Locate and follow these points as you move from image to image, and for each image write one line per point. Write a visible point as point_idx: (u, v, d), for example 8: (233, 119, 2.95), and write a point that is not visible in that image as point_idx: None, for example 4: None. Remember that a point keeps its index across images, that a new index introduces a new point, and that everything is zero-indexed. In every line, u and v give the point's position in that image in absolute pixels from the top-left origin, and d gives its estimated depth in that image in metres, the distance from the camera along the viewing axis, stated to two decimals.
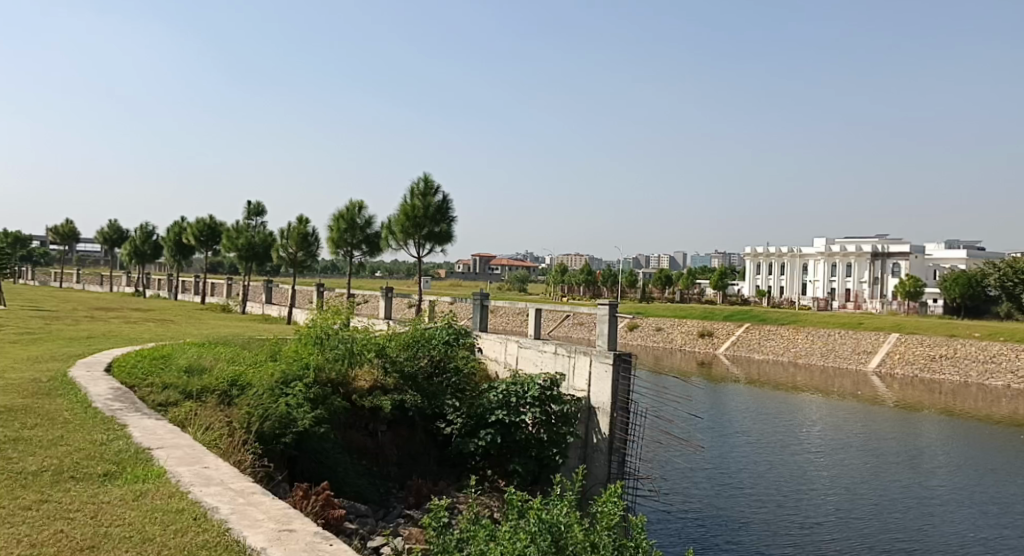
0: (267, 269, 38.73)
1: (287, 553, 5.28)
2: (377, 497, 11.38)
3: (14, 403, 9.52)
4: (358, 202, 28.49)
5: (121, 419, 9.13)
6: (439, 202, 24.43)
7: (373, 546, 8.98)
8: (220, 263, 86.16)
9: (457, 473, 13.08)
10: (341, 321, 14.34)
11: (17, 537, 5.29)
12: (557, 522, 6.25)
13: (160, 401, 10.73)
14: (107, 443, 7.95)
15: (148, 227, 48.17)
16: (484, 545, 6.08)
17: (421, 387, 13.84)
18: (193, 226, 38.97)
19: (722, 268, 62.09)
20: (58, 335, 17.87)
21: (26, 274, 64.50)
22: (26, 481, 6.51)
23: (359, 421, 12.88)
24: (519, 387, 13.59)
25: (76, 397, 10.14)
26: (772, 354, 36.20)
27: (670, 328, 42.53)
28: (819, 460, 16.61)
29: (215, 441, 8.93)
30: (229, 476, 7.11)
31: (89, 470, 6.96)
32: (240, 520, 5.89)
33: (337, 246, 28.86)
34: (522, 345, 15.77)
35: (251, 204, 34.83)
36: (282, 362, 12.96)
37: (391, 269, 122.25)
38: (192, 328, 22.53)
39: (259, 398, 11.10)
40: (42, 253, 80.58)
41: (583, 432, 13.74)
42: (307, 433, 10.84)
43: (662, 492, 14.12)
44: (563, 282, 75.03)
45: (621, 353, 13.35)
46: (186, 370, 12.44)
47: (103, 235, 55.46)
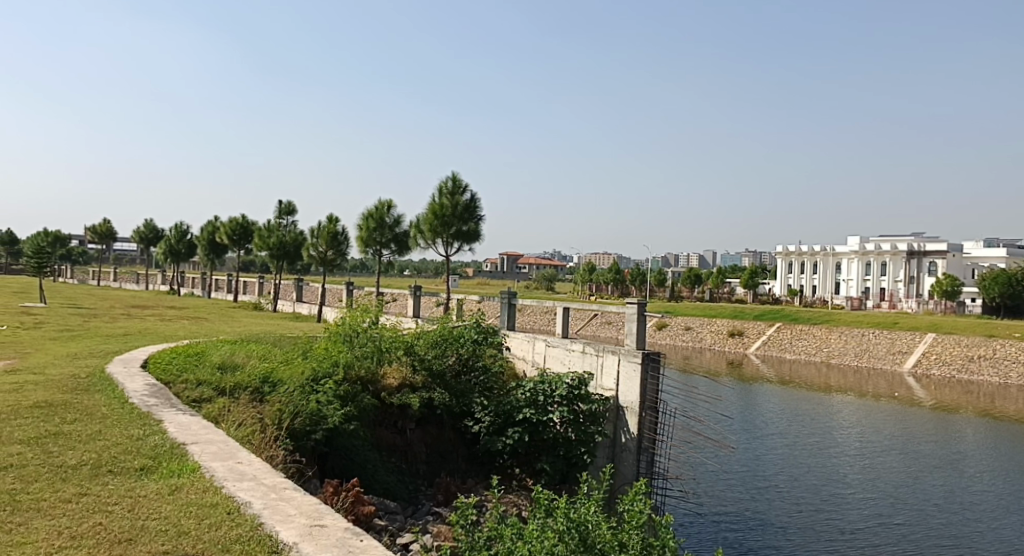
0: (298, 268, 39.16)
1: (319, 549, 5.34)
2: (406, 494, 11.48)
3: (54, 399, 9.76)
4: (387, 201, 28.67)
5: (156, 415, 9.30)
6: (466, 201, 24.51)
7: (403, 543, 9.05)
8: (252, 264, 87.39)
9: (485, 471, 13.13)
10: (370, 318, 14.45)
11: (58, 529, 5.42)
12: (585, 521, 6.25)
13: (194, 397, 10.92)
14: (143, 438, 8.11)
15: (182, 227, 48.95)
16: (512, 544, 6.08)
17: (449, 385, 13.92)
18: (226, 226, 39.54)
19: (753, 267, 61.44)
20: (96, 332, 18.27)
21: (65, 273, 65.97)
22: (66, 475, 6.67)
23: (388, 418, 12.97)
24: (547, 386, 13.59)
25: (114, 393, 10.36)
26: (804, 354, 35.77)
27: (700, 328, 42.19)
28: (854, 462, 16.43)
29: (247, 437, 9.07)
30: (261, 472, 7.21)
31: (126, 465, 7.11)
32: (272, 515, 5.98)
33: (366, 245, 29.08)
34: (549, 344, 15.76)
35: (282, 204, 35.26)
36: (312, 360, 13.11)
37: (421, 267, 122.78)
38: (225, 326, 22.88)
39: (290, 395, 11.24)
40: (81, 252, 82.34)
41: (611, 431, 13.69)
42: (338, 430, 10.94)
43: (694, 493, 14.07)
44: (591, 281, 74.81)
45: (649, 352, 13.27)
46: (219, 368, 12.63)
47: (139, 235, 56.53)
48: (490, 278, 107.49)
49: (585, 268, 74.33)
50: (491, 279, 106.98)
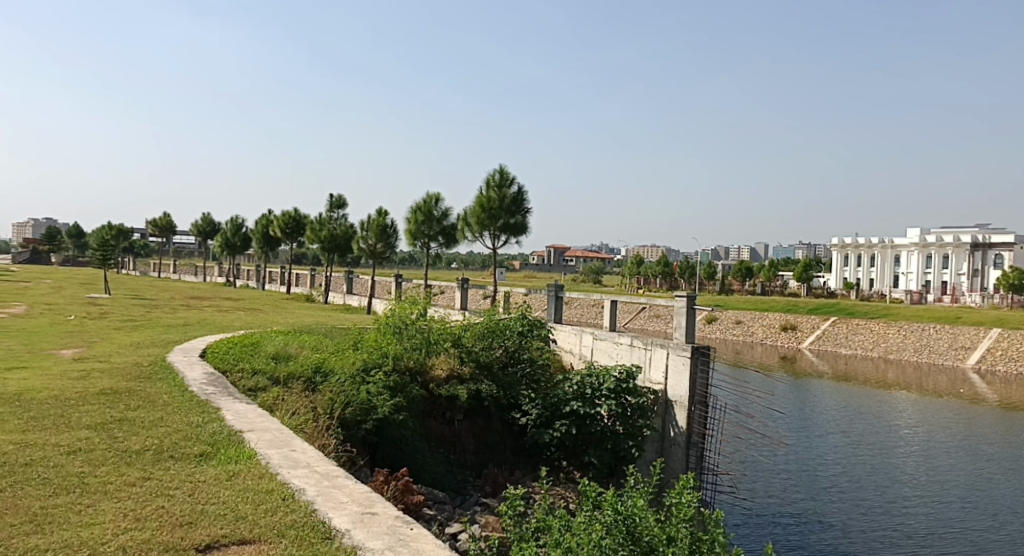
0: (349, 261, 39.79)
1: (371, 536, 5.45)
2: (455, 485, 11.59)
3: (119, 386, 10.13)
4: (435, 194, 28.90)
5: (215, 403, 9.59)
6: (514, 194, 24.57)
7: (451, 532, 9.15)
8: (304, 257, 89.13)
9: (533, 464, 13.16)
10: (418, 310, 14.62)
11: (124, 511, 5.64)
12: (633, 514, 6.24)
13: (250, 386, 11.22)
14: (202, 425, 8.37)
15: (237, 220, 50.17)
16: (560, 536, 6.11)
17: (496, 377, 14.02)
18: (279, 219, 40.37)
19: (807, 259, 60.13)
20: (158, 322, 18.90)
21: (128, 265, 68.39)
22: (131, 459, 6.93)
23: (436, 409, 13.10)
24: (595, 379, 13.57)
25: (174, 381, 10.70)
26: (860, 349, 34.94)
27: (751, 321, 41.49)
28: (913, 462, 16.04)
29: (301, 426, 9.28)
30: (315, 460, 7.38)
31: (187, 450, 7.35)
32: (326, 502, 6.11)
33: (414, 238, 29.38)
34: (597, 337, 15.71)
35: (333, 197, 35.86)
36: (362, 351, 13.33)
37: (469, 260, 123.43)
38: (279, 317, 23.42)
39: (341, 385, 11.44)
40: (142, 245, 85.25)
41: (660, 424, 13.60)
42: (387, 420, 11.09)
43: (745, 490, 13.96)
44: (640, 274, 74.20)
45: (698, 346, 13.11)
46: (273, 357, 12.95)
47: (197, 227, 58.18)
48: (538, 271, 107.53)
49: (634, 260, 73.73)
50: (539, 271, 106.99)
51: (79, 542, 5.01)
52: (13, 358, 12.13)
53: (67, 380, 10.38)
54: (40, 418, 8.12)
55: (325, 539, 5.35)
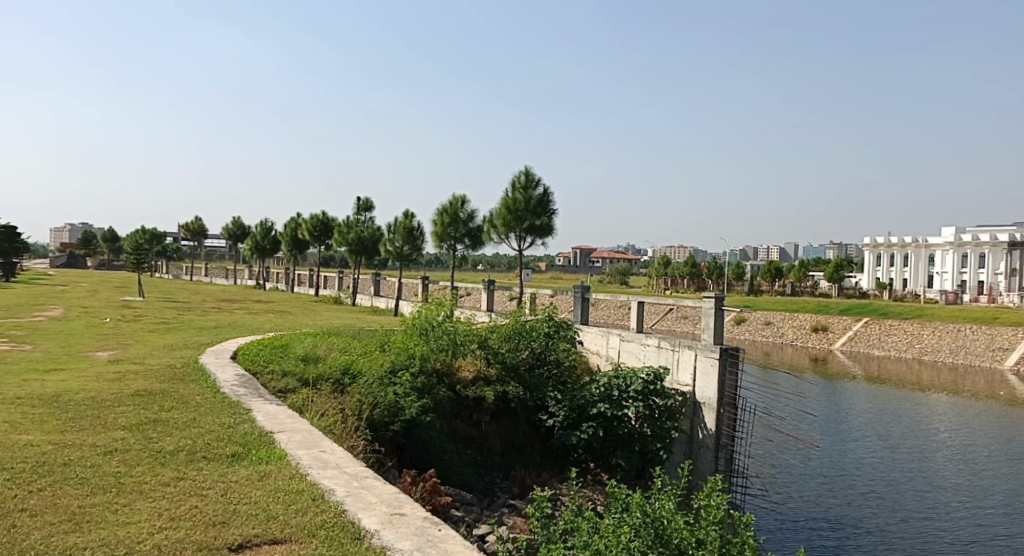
0: (376, 263, 40.07)
1: (400, 536, 5.48)
2: (482, 486, 11.60)
3: (153, 387, 10.32)
4: (461, 196, 29.00)
5: (246, 404, 9.71)
6: (540, 195, 24.57)
7: (479, 534, 9.17)
8: (333, 259, 89.95)
9: (560, 465, 13.13)
10: (445, 312, 14.68)
11: (159, 511, 5.73)
12: (661, 516, 6.21)
13: (280, 388, 11.35)
14: (234, 425, 8.49)
15: (267, 223, 50.80)
16: (588, 537, 6.10)
17: (523, 378, 14.03)
18: (308, 222, 40.80)
19: (838, 259, 59.27)
20: (190, 325, 19.21)
21: (162, 269, 69.66)
22: (165, 459, 7.06)
23: (463, 411, 13.14)
24: (622, 381, 13.51)
25: (207, 383, 10.85)
26: (894, 351, 34.39)
27: (780, 323, 41.03)
28: (948, 465, 15.78)
29: (330, 427, 9.37)
30: (343, 460, 7.45)
31: (219, 451, 7.46)
32: (355, 502, 6.16)
33: (440, 240, 29.49)
34: (624, 338, 15.64)
35: (360, 200, 36.15)
36: (390, 352, 13.41)
37: (495, 262, 123.67)
38: (307, 319, 23.71)
39: (369, 387, 11.53)
40: (175, 249, 86.70)
41: (688, 426, 13.51)
42: (414, 422, 11.15)
43: (775, 492, 13.83)
44: (667, 275, 73.79)
45: (727, 347, 12.99)
46: (302, 359, 13.09)
47: (227, 231, 59.01)
48: (564, 272, 107.38)
49: (661, 261, 73.32)
50: (565, 273, 106.87)
51: (116, 540, 5.10)
52: (51, 360, 12.41)
53: (103, 381, 10.60)
54: (77, 419, 8.29)
55: (355, 540, 5.40)
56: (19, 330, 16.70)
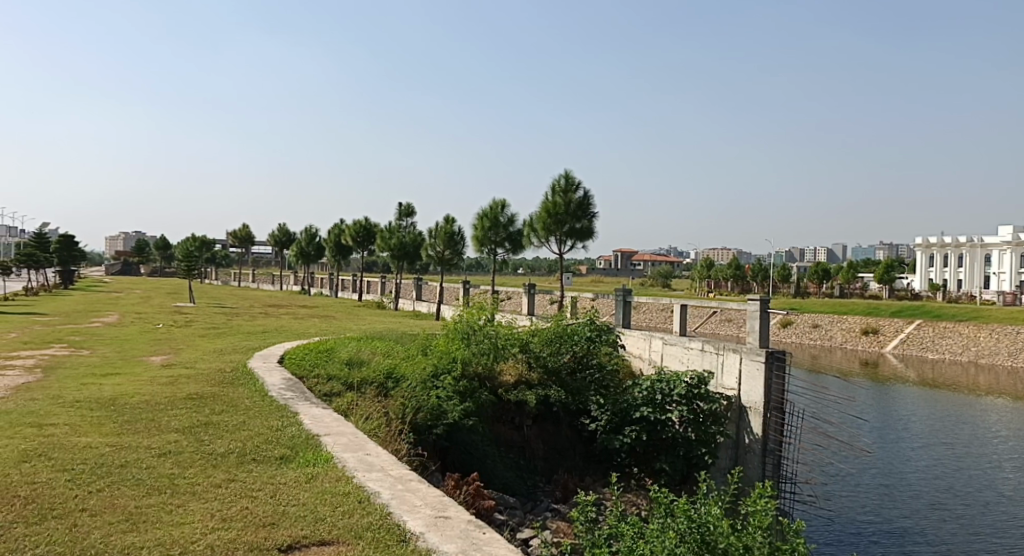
0: (418, 268, 40.35)
1: (445, 539, 5.52)
2: (525, 490, 11.58)
3: (204, 391, 10.57)
4: (500, 200, 29.08)
5: (292, 407, 9.89)
6: (580, 198, 24.50)
7: (523, 538, 9.16)
8: (376, 265, 90.98)
9: (603, 470, 13.02)
10: (486, 316, 14.73)
11: (211, 512, 5.86)
12: (707, 521, 6.14)
13: (326, 391, 11.51)
14: (282, 428, 8.64)
15: (312, 229, 51.61)
16: (632, 542, 6.06)
17: (565, 382, 14.01)
18: (351, 228, 41.35)
19: (888, 259, 57.86)
20: (239, 330, 19.64)
21: (211, 275, 71.34)
22: (217, 461, 7.21)
23: (505, 414, 13.16)
24: (665, 384, 13.42)
25: (255, 386, 11.07)
26: (949, 354, 33.41)
27: (829, 325, 40.17)
28: (1009, 473, 15.26)
29: (374, 430, 9.49)
30: (389, 464, 7.51)
31: (268, 453, 7.60)
32: (400, 505, 6.22)
33: (481, 244, 29.61)
34: (667, 342, 15.49)
35: (401, 206, 36.57)
36: (432, 356, 13.52)
37: (536, 265, 123.60)
38: (352, 323, 24.00)
39: (412, 390, 11.63)
40: (224, 256, 88.64)
41: (734, 431, 13.32)
42: (457, 425, 11.21)
43: (824, 499, 13.59)
44: (710, 277, 72.90)
45: (773, 351, 12.79)
46: (346, 363, 13.26)
47: (274, 237, 60.18)
48: (606, 275, 106.85)
49: (704, 263, 72.43)
50: (607, 276, 106.34)
51: (171, 540, 5.23)
52: (108, 364, 12.80)
53: (156, 385, 10.88)
54: (134, 422, 8.54)
55: (401, 542, 5.45)
56: (77, 335, 17.26)
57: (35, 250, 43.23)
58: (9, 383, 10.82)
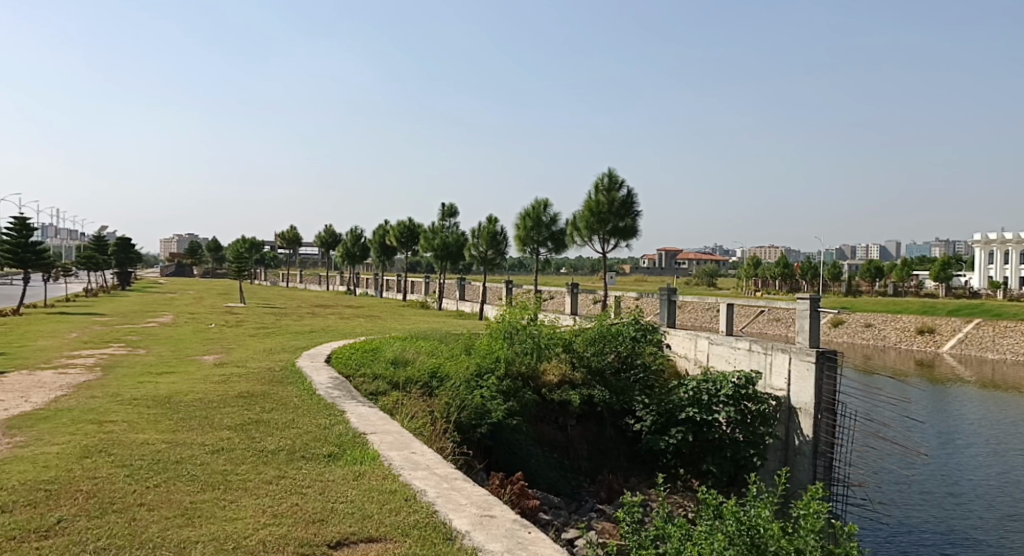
0: (462, 269, 40.57)
1: (491, 537, 5.53)
2: (570, 491, 11.54)
3: (255, 390, 10.78)
4: (543, 199, 29.06)
5: (340, 405, 10.04)
6: (623, 197, 24.34)
7: (568, 538, 9.14)
8: (420, 266, 91.85)
9: (649, 470, 12.91)
10: (529, 316, 14.72)
11: (262, 507, 5.98)
12: (756, 524, 6.04)
13: (372, 390, 11.63)
14: (330, 427, 8.76)
15: (357, 230, 52.27)
16: (680, 544, 5.97)
17: (609, 382, 13.93)
18: (395, 229, 41.80)
19: (945, 257, 56.17)
20: (287, 329, 20.00)
21: (260, 276, 72.90)
22: (267, 458, 7.35)
23: (549, 414, 13.11)
24: (712, 385, 13.26)
25: (303, 385, 11.25)
26: (1010, 354, 32.28)
27: (882, 325, 39.17)
28: None
29: (419, 429, 9.56)
30: (434, 462, 7.57)
31: (317, 451, 7.71)
32: (446, 503, 6.25)
33: (523, 244, 29.62)
34: (713, 342, 15.28)
35: (445, 206, 36.84)
36: (475, 356, 13.57)
37: (579, 265, 123.17)
38: (396, 323, 24.24)
39: (456, 390, 11.69)
40: (272, 257, 90.52)
41: (783, 432, 13.06)
42: (501, 424, 11.23)
43: (878, 503, 13.23)
44: (758, 275, 71.65)
45: (824, 350, 12.51)
46: (392, 363, 13.39)
47: (320, 238, 61.23)
48: (651, 275, 105.90)
49: (751, 262, 71.21)
50: (652, 276, 105.44)
51: (224, 536, 5.34)
52: (163, 363, 13.15)
53: (209, 384, 11.12)
54: (188, 419, 8.75)
55: (447, 540, 5.48)
56: (134, 335, 17.79)
57: (94, 252, 44.67)
58: (70, 381, 11.19)
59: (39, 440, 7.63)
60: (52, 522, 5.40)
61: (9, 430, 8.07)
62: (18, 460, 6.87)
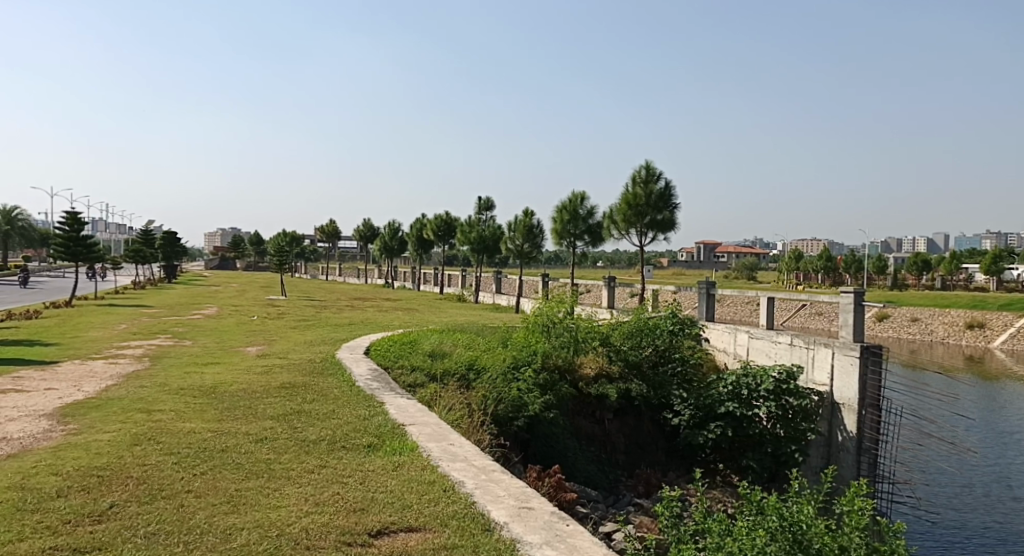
0: (499, 262, 40.66)
1: (529, 529, 5.55)
2: (607, 484, 11.51)
3: (296, 380, 10.96)
4: (580, 192, 28.95)
5: (378, 397, 10.15)
6: (661, 189, 24.13)
7: (606, 531, 9.14)
8: (457, 259, 92.35)
9: (687, 465, 12.82)
10: (566, 309, 14.68)
11: (305, 496, 6.08)
12: (799, 521, 5.95)
13: (410, 382, 11.72)
14: (369, 418, 8.86)
15: (394, 224, 52.70)
16: (721, 539, 5.90)
17: (646, 376, 13.87)
18: (432, 222, 42.05)
19: (997, 250, 54.52)
20: (327, 322, 20.29)
21: (301, 269, 74.18)
22: (309, 448, 7.47)
23: (586, 408, 13.03)
24: (752, 379, 13.08)
25: (343, 377, 11.39)
26: None
27: (929, 319, 38.28)
28: None
29: (457, 421, 9.61)
30: (471, 454, 7.60)
31: (356, 441, 7.81)
32: (483, 495, 6.28)
33: (560, 237, 29.55)
34: (752, 336, 15.09)
35: (481, 200, 36.98)
36: (512, 349, 13.60)
37: (616, 259, 122.50)
38: (434, 316, 24.46)
39: (494, 383, 11.73)
40: (313, 250, 91.92)
41: (826, 429, 12.87)
42: (538, 418, 11.24)
43: (926, 500, 12.95)
44: (799, 268, 70.41)
45: (869, 345, 12.27)
46: (429, 355, 13.49)
47: (359, 232, 61.97)
48: (688, 268, 104.78)
49: (792, 255, 69.95)
50: (690, 269, 104.54)
51: (269, 523, 5.44)
52: (208, 354, 13.43)
53: (252, 375, 11.34)
54: (233, 409, 8.94)
55: (486, 531, 5.52)
56: (180, 327, 18.23)
57: (142, 246, 45.77)
58: (120, 371, 11.50)
59: (91, 428, 7.86)
60: (104, 507, 5.55)
61: (63, 418, 8.33)
62: (72, 447, 7.08)
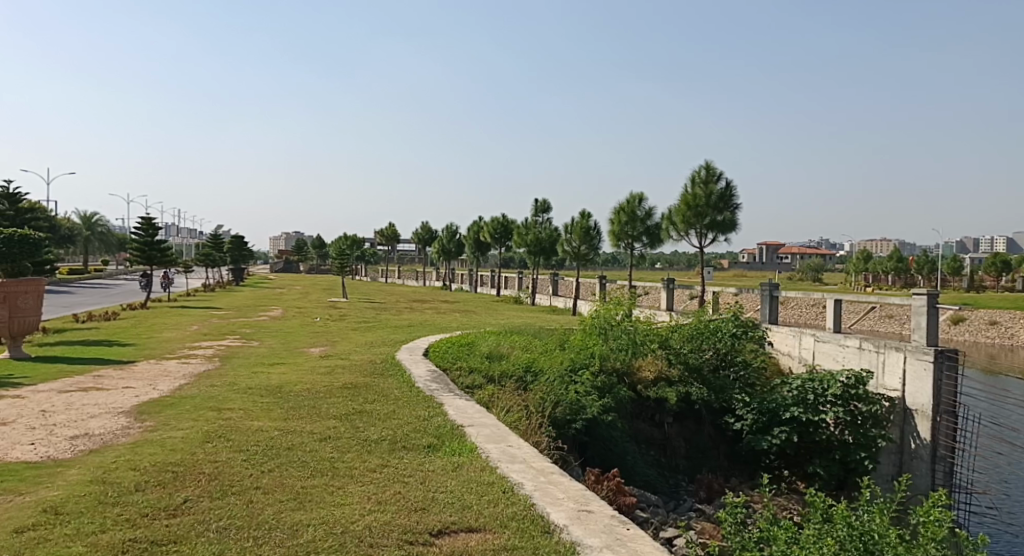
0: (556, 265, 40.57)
1: (588, 532, 5.50)
2: (667, 489, 11.36)
3: (358, 381, 11.15)
4: (638, 193, 28.69)
5: (438, 398, 10.23)
6: (721, 190, 23.71)
7: (667, 537, 9.01)
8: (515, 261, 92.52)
9: (750, 471, 12.55)
10: (624, 311, 14.55)
11: (368, 494, 6.16)
12: (870, 530, 5.76)
13: (468, 383, 11.77)
14: (428, 418, 8.95)
15: (453, 227, 53.09)
16: (785, 546, 5.75)
17: (707, 380, 13.61)
18: (489, 225, 42.28)
19: None
20: (387, 323, 20.63)
21: (362, 271, 75.57)
22: (371, 448, 7.56)
23: (645, 411, 12.83)
24: (818, 384, 12.77)
25: (403, 378, 11.52)
26: None
27: (1009, 322, 36.59)
28: None
29: (515, 423, 9.62)
30: (530, 456, 7.58)
31: (417, 442, 7.88)
32: (543, 497, 6.27)
33: (618, 239, 29.30)
34: (818, 339, 14.67)
35: (538, 202, 37.02)
36: (570, 351, 13.53)
37: (675, 260, 120.90)
38: (491, 318, 24.65)
39: (551, 386, 11.71)
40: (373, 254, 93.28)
41: (898, 435, 12.47)
42: (596, 421, 11.15)
43: (1006, 511, 12.36)
44: (868, 269, 68.22)
45: (943, 350, 11.82)
46: (487, 356, 13.57)
47: (419, 236, 62.85)
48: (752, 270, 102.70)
49: (860, 256, 67.83)
50: (752, 270, 102.46)
51: (333, 520, 5.53)
52: (273, 354, 13.80)
53: (316, 375, 11.59)
54: (298, 408, 9.14)
55: (546, 533, 5.48)
56: (248, 328, 18.74)
57: (211, 249, 47.22)
58: (192, 370, 11.88)
59: (165, 426, 8.12)
60: (179, 502, 5.73)
61: (140, 415, 8.64)
62: (149, 444, 7.34)
